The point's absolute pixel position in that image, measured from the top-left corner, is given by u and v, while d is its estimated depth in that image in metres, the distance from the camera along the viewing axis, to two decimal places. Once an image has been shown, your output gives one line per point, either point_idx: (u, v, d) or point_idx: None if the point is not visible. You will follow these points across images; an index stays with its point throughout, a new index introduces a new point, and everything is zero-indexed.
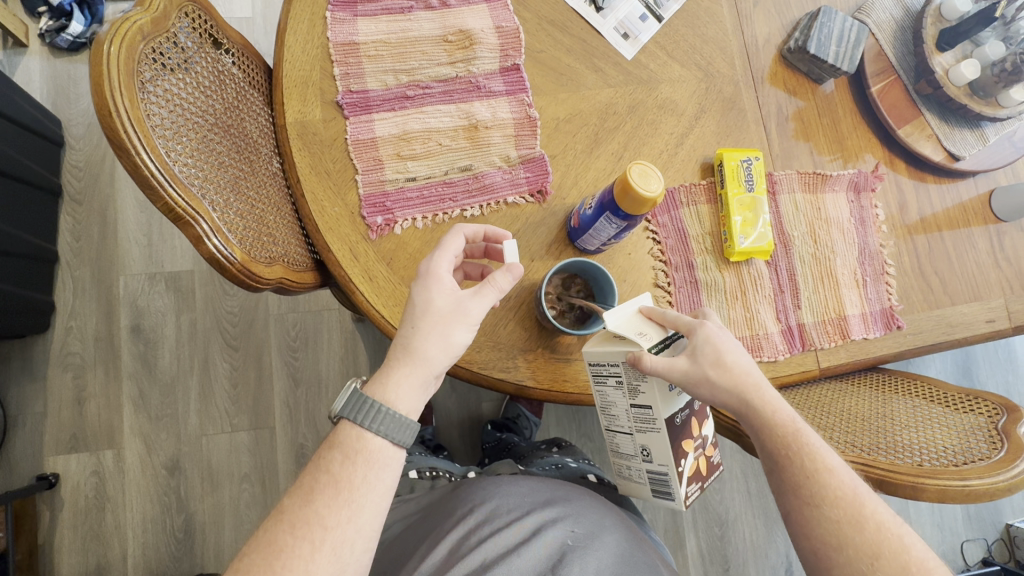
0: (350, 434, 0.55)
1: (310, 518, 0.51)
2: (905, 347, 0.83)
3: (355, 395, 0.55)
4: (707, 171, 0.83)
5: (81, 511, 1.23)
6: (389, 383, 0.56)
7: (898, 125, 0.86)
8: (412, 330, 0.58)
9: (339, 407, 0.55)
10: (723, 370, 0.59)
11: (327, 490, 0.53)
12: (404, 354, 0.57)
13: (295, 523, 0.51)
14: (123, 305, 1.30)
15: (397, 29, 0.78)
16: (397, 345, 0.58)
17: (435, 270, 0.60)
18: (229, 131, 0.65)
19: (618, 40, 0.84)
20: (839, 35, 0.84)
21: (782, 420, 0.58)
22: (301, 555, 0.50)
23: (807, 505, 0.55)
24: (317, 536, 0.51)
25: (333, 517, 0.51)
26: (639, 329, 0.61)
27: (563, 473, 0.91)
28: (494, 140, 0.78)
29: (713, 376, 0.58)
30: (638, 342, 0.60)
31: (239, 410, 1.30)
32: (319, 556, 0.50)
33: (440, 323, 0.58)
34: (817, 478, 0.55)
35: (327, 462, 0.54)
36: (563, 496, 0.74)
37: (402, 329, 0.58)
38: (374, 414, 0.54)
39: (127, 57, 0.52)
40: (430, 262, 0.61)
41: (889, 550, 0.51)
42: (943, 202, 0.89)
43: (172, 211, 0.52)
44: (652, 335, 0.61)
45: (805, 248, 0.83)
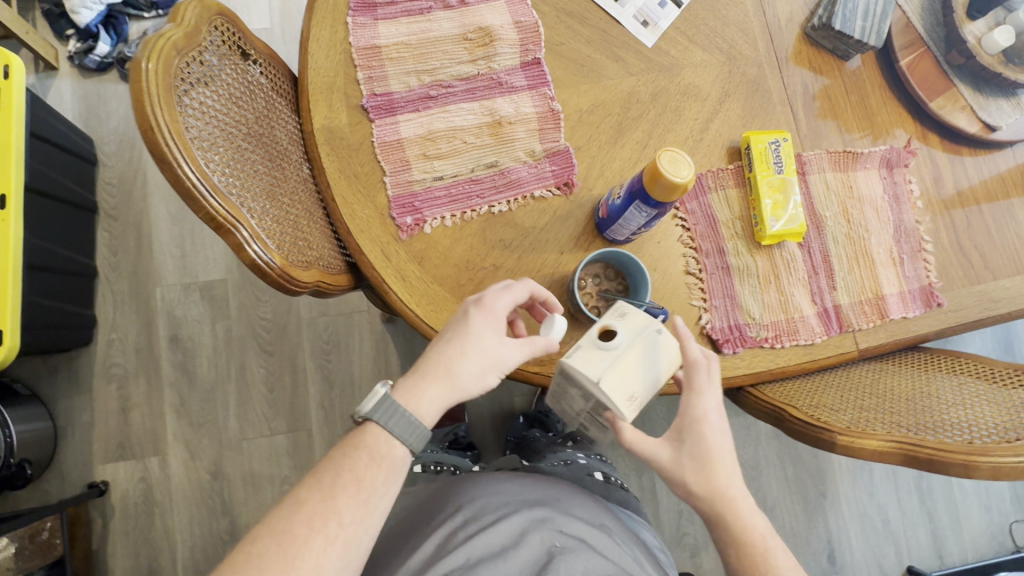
0: (377, 436, 0.56)
1: (327, 513, 0.52)
2: (946, 324, 0.82)
3: (385, 399, 0.56)
4: (733, 155, 0.82)
5: (131, 517, 1.27)
6: (421, 395, 0.57)
7: (929, 98, 0.84)
8: (459, 354, 0.58)
9: (377, 411, 0.56)
10: (703, 475, 0.58)
11: (348, 487, 0.54)
12: (444, 373, 0.58)
13: (313, 515, 0.52)
14: (161, 316, 1.34)
15: (417, 31, 0.79)
16: (438, 362, 0.58)
17: (492, 306, 0.61)
18: (262, 139, 0.66)
19: (637, 28, 0.83)
20: (864, 9, 0.82)
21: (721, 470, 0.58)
22: (314, 547, 0.51)
23: None
24: (331, 531, 0.52)
25: (350, 514, 0.53)
26: (632, 391, 0.56)
27: (569, 469, 0.93)
28: (518, 135, 0.78)
29: (689, 479, 0.58)
30: (624, 411, 0.56)
31: (276, 414, 1.32)
32: (331, 549, 0.51)
33: (480, 355, 0.59)
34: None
35: (349, 460, 0.55)
36: (552, 495, 0.73)
37: (450, 350, 0.59)
38: (407, 425, 0.56)
39: (164, 72, 0.53)
40: (494, 297, 0.61)
41: None
42: (980, 174, 0.87)
43: (213, 220, 0.53)
44: (644, 398, 0.57)
45: (838, 228, 0.82)
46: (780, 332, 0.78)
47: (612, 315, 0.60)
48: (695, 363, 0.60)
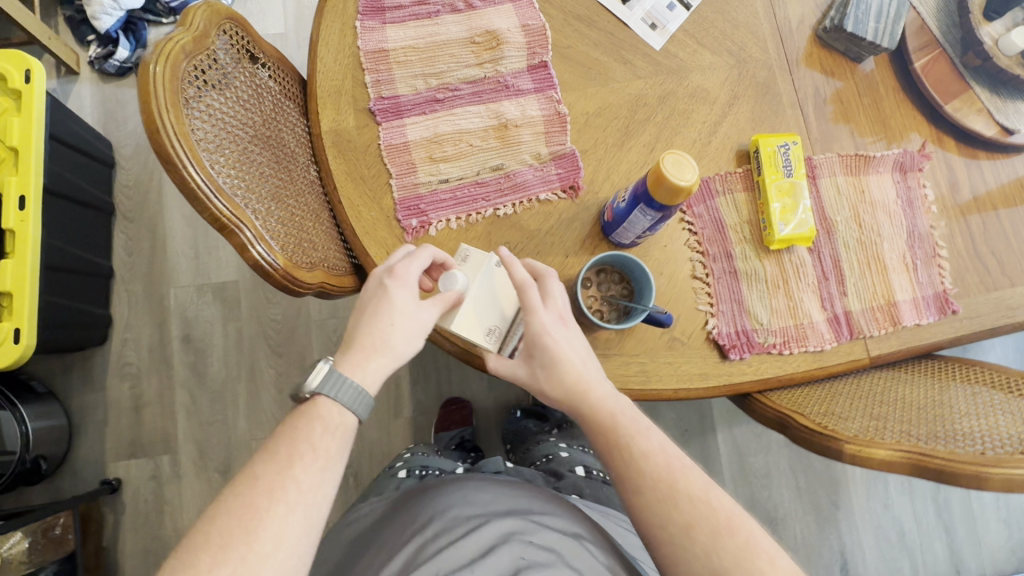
0: (327, 406, 0.57)
1: (284, 482, 0.52)
2: (961, 333, 0.80)
3: (332, 372, 0.57)
4: (742, 159, 0.81)
5: (141, 514, 1.28)
6: (359, 367, 0.58)
7: (945, 101, 0.82)
8: (390, 326, 0.60)
9: (323, 385, 0.57)
10: (555, 382, 0.63)
11: (306, 457, 0.54)
12: (381, 345, 0.60)
13: (273, 487, 0.52)
14: (174, 317, 1.36)
15: (424, 34, 0.79)
16: (372, 336, 0.60)
17: (404, 275, 0.62)
18: (269, 141, 0.67)
19: (646, 31, 0.83)
20: (878, 11, 0.81)
21: (641, 427, 0.62)
22: (276, 517, 0.51)
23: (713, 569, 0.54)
24: (291, 499, 0.52)
25: (306, 481, 0.53)
26: (484, 325, 0.67)
27: (552, 466, 1.04)
28: (523, 138, 0.78)
29: (545, 387, 0.64)
30: (484, 342, 0.67)
31: (285, 415, 1.34)
32: (291, 516, 0.51)
33: (408, 322, 0.61)
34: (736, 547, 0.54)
35: (303, 431, 0.56)
36: (521, 507, 0.72)
37: (380, 325, 0.60)
38: (353, 392, 0.57)
39: (172, 76, 0.53)
40: (405, 267, 0.63)
41: None
42: (998, 178, 0.85)
43: (218, 221, 0.54)
44: (499, 327, 0.68)
45: (849, 233, 0.81)
46: (788, 338, 0.77)
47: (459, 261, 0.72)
48: (541, 281, 0.66)
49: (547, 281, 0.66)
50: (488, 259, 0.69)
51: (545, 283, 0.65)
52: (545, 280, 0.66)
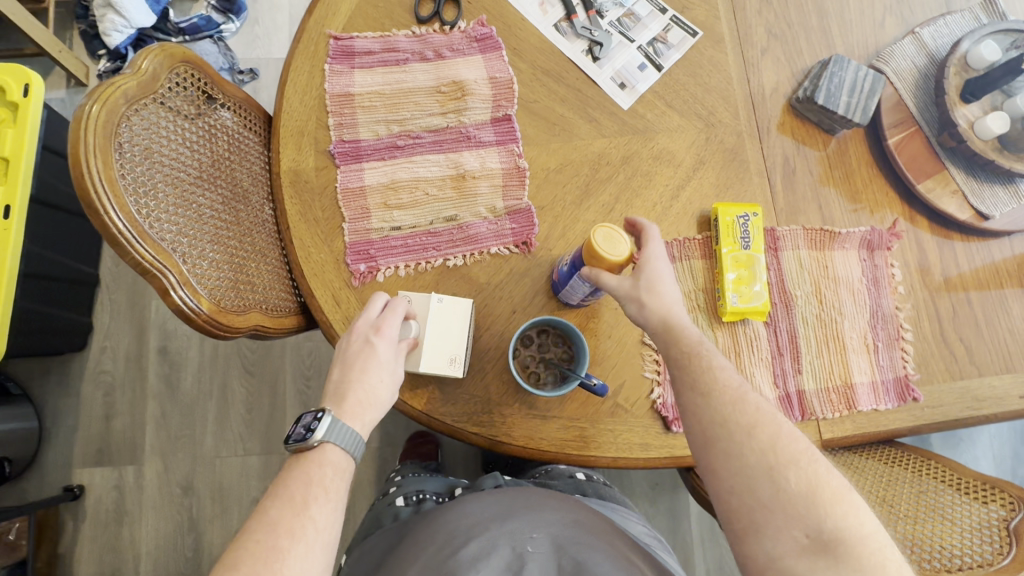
0: (335, 454, 0.60)
1: (303, 522, 0.55)
2: (921, 421, 0.76)
3: (335, 422, 0.60)
4: (703, 226, 0.79)
5: (100, 524, 1.29)
6: (357, 421, 0.62)
7: (918, 180, 0.80)
8: (379, 381, 0.64)
9: (326, 436, 0.60)
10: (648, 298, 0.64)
11: (320, 498, 0.57)
12: (372, 400, 0.63)
13: (290, 528, 0.54)
14: (153, 328, 1.38)
15: (391, 81, 0.80)
16: (362, 390, 0.63)
17: (387, 328, 0.66)
18: (216, 181, 0.67)
19: (614, 90, 0.82)
20: (851, 85, 0.80)
21: (751, 400, 0.59)
22: (297, 554, 0.53)
23: (777, 474, 0.55)
24: (310, 537, 0.54)
25: (324, 519, 0.56)
26: (448, 356, 0.70)
27: (550, 475, 0.91)
28: (480, 190, 0.78)
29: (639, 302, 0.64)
30: (451, 371, 0.69)
31: (252, 435, 1.34)
32: (310, 554, 0.54)
33: (393, 374, 0.65)
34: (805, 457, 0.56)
35: (317, 474, 0.58)
36: (523, 505, 0.70)
37: (371, 379, 0.63)
38: (352, 438, 0.61)
39: (106, 120, 0.55)
40: (389, 323, 0.66)
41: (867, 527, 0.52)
42: (972, 263, 0.82)
43: (139, 265, 0.55)
44: (461, 354, 0.70)
45: (809, 309, 0.78)
46: None
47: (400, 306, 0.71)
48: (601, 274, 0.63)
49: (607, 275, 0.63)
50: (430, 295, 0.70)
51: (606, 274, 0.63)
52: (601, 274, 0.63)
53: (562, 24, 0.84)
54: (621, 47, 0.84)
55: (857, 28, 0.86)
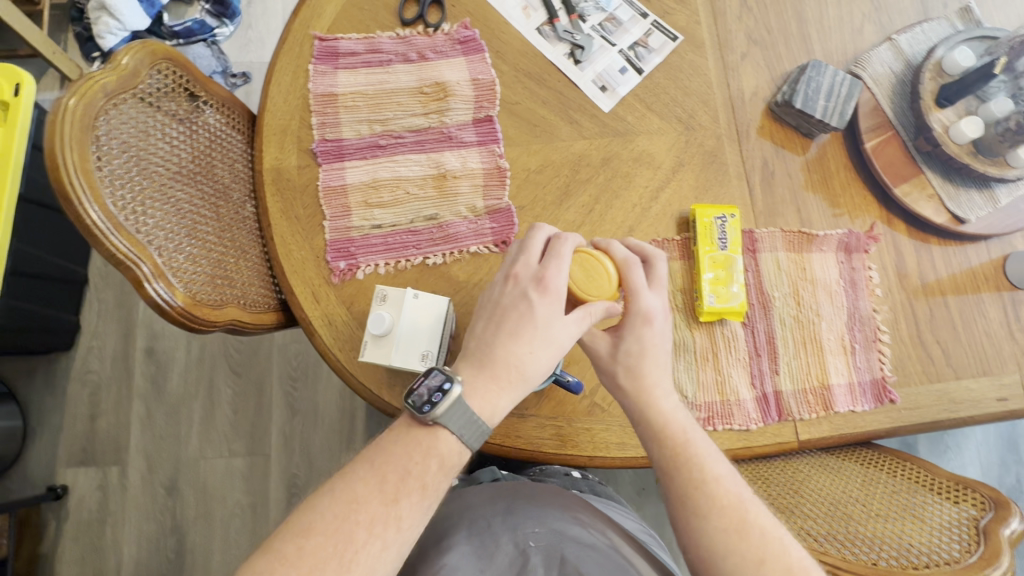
0: (446, 441, 0.57)
1: (386, 519, 0.54)
2: (898, 424, 0.77)
3: (459, 401, 0.56)
4: (682, 227, 0.80)
5: (83, 524, 1.28)
6: (490, 403, 0.57)
7: (895, 183, 0.81)
8: (528, 353, 0.58)
9: (445, 415, 0.56)
10: (631, 375, 0.61)
11: (412, 495, 0.55)
12: (517, 378, 0.58)
13: (373, 521, 0.53)
14: (140, 328, 1.38)
15: (374, 81, 0.81)
16: (509, 366, 0.58)
17: (555, 284, 0.59)
18: (196, 178, 0.68)
19: (595, 92, 0.83)
20: (828, 89, 0.81)
21: (752, 521, 0.57)
22: (372, 551, 0.53)
23: (694, 514, 0.58)
24: (390, 535, 0.54)
25: (409, 520, 0.54)
26: (419, 351, 0.67)
27: (543, 471, 0.92)
28: (461, 190, 0.79)
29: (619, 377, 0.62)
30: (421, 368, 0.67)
31: (237, 435, 1.34)
32: (386, 554, 0.53)
33: (546, 343, 0.58)
34: (710, 487, 0.58)
35: (417, 467, 0.56)
36: (524, 498, 0.69)
37: (519, 350, 0.58)
38: (466, 422, 0.57)
39: (84, 113, 0.55)
40: (555, 275, 0.59)
41: (773, 553, 0.55)
42: (949, 267, 0.83)
43: (113, 257, 0.55)
44: (433, 350, 0.67)
45: (787, 310, 0.79)
46: (712, 414, 0.74)
47: (376, 301, 0.69)
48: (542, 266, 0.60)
49: (553, 270, 0.59)
50: (407, 290, 0.67)
51: (559, 267, 0.60)
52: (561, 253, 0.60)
53: (544, 28, 0.85)
54: (603, 50, 0.85)
55: (836, 35, 0.88)
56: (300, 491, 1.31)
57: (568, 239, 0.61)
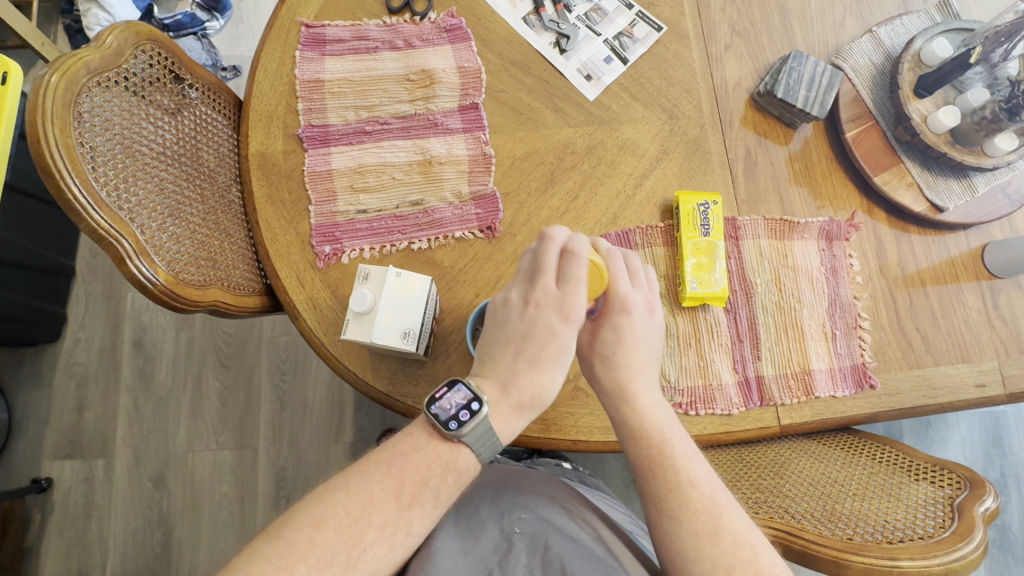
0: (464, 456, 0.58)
1: (399, 523, 0.54)
2: (878, 409, 0.78)
3: (486, 425, 0.57)
4: (666, 214, 0.81)
5: (69, 517, 1.28)
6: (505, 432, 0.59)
7: (875, 173, 0.82)
8: (547, 378, 0.59)
9: (468, 434, 0.57)
10: (608, 365, 0.62)
11: (426, 503, 0.56)
12: (530, 401, 0.59)
13: (385, 523, 0.54)
14: (128, 321, 1.37)
15: (361, 68, 0.82)
16: (525, 390, 0.59)
17: (575, 312, 0.58)
18: (180, 159, 0.68)
19: (580, 81, 0.84)
20: (810, 79, 0.82)
21: (726, 526, 0.57)
22: (379, 552, 0.53)
23: (668, 516, 0.58)
24: (399, 539, 0.54)
25: (418, 526, 0.55)
26: (401, 330, 0.67)
27: (536, 462, 0.94)
28: (446, 175, 0.79)
29: (598, 370, 0.62)
30: (403, 346, 0.67)
31: (225, 429, 1.33)
32: (390, 556, 0.54)
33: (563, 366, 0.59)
34: (683, 490, 0.58)
35: (436, 478, 0.56)
36: (512, 487, 0.70)
37: (537, 375, 0.59)
38: (485, 441, 0.58)
39: (66, 89, 0.55)
40: (573, 304, 0.58)
41: (744, 558, 0.55)
42: (928, 256, 0.84)
43: (95, 233, 0.55)
44: (415, 329, 0.67)
45: (768, 296, 0.80)
46: (695, 399, 0.75)
47: (358, 280, 0.70)
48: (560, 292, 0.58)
49: (572, 297, 0.58)
50: (387, 269, 0.68)
51: (577, 294, 0.58)
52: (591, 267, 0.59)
53: (530, 17, 0.86)
54: (588, 40, 0.86)
55: (818, 27, 0.89)
56: (288, 484, 1.31)
57: (581, 255, 0.58)
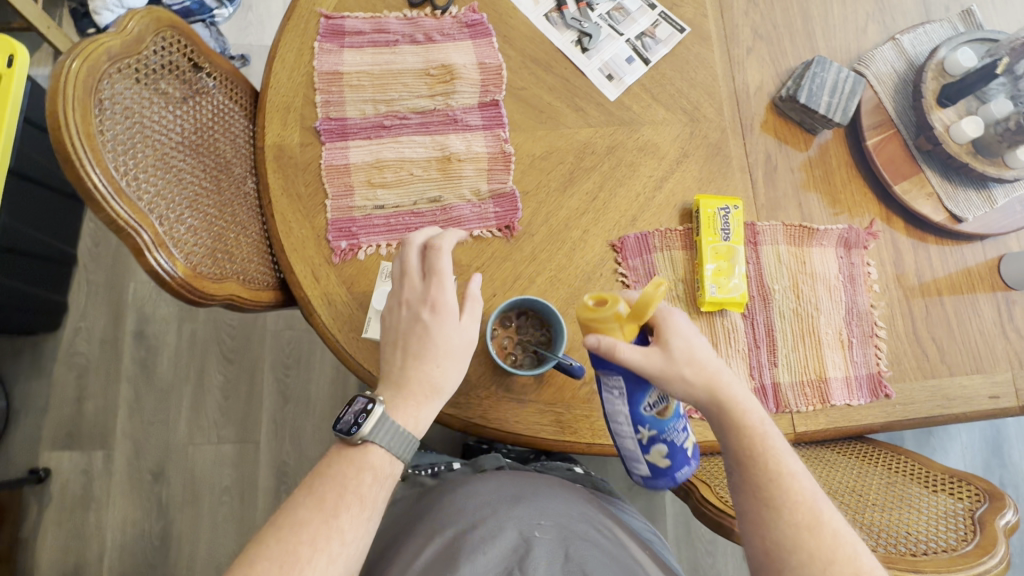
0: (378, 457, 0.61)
1: (330, 532, 0.57)
2: (893, 418, 0.77)
3: (384, 418, 0.61)
4: (685, 218, 0.80)
5: (66, 508, 1.26)
6: (409, 417, 0.63)
7: (895, 181, 0.82)
8: (436, 368, 0.63)
9: (372, 434, 0.60)
10: (698, 367, 0.58)
11: (352, 507, 0.59)
12: (431, 391, 0.64)
13: (315, 536, 0.56)
14: (130, 311, 1.36)
15: (380, 62, 0.80)
16: (422, 382, 0.63)
17: (443, 302, 0.65)
18: (198, 149, 0.67)
19: (601, 81, 0.83)
20: (832, 85, 0.82)
21: (827, 523, 0.56)
22: (317, 565, 0.55)
23: (765, 508, 0.57)
24: (335, 549, 0.57)
25: (352, 533, 0.58)
26: None
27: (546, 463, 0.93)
28: (465, 173, 0.78)
29: (688, 375, 0.58)
30: None
31: (227, 422, 1.32)
32: (332, 567, 0.56)
33: (453, 357, 0.64)
34: (779, 483, 0.58)
35: (352, 481, 0.60)
36: (531, 490, 0.70)
37: (428, 367, 0.63)
38: (391, 437, 0.61)
39: (88, 74, 0.54)
40: (440, 294, 0.65)
41: (842, 555, 0.55)
42: (945, 266, 0.83)
43: (114, 223, 0.54)
44: None
45: (786, 303, 0.79)
46: None
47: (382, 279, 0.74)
48: (426, 289, 0.65)
49: (438, 291, 0.64)
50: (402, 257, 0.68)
51: (443, 286, 0.65)
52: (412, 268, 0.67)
53: (552, 15, 0.85)
54: (610, 39, 0.85)
55: (840, 33, 0.89)
56: (289, 480, 1.30)
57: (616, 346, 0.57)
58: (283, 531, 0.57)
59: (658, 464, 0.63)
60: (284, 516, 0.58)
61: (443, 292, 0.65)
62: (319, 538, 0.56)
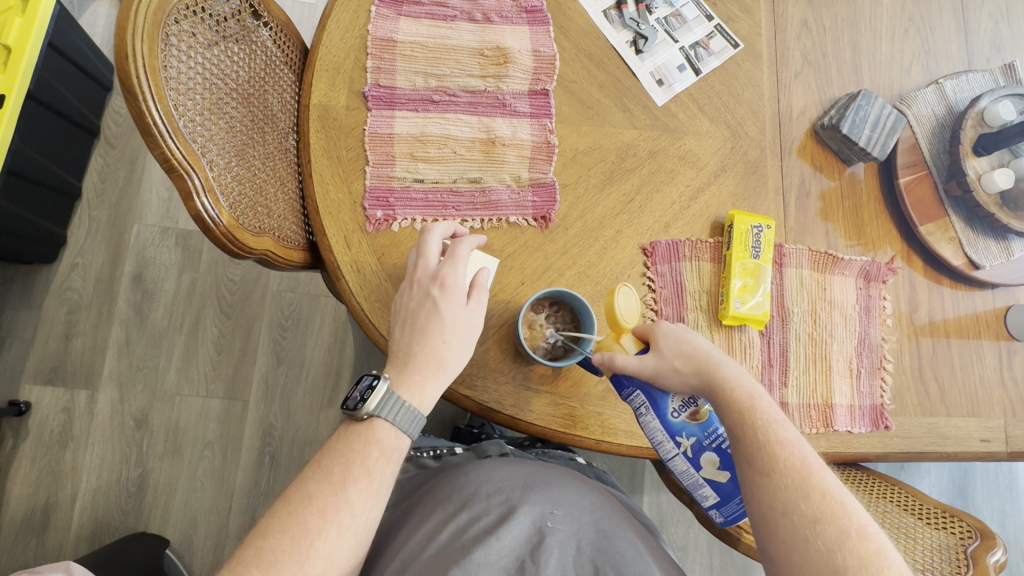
0: (386, 433, 0.59)
1: (339, 505, 0.55)
2: (889, 449, 0.80)
3: (390, 394, 0.59)
4: (716, 231, 0.81)
5: (43, 445, 1.24)
6: (417, 389, 0.61)
7: (921, 222, 0.84)
8: (443, 344, 0.63)
9: (376, 407, 0.59)
10: (687, 357, 0.62)
11: (360, 481, 0.57)
12: (436, 368, 0.62)
13: (325, 508, 0.55)
14: (130, 252, 1.33)
15: (436, 35, 0.80)
16: (429, 356, 0.62)
17: (454, 281, 0.64)
18: (248, 99, 0.67)
19: (651, 85, 0.84)
20: (875, 120, 0.83)
21: (815, 482, 0.55)
22: (327, 537, 0.54)
23: (759, 472, 0.56)
24: (344, 521, 0.55)
25: (361, 505, 0.56)
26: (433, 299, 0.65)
27: (548, 454, 0.93)
28: (508, 158, 0.78)
29: (678, 366, 0.62)
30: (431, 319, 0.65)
31: (217, 377, 1.30)
32: (341, 538, 0.55)
33: (459, 336, 0.63)
34: (769, 448, 0.57)
35: (358, 454, 0.58)
36: (546, 479, 0.70)
37: (433, 343, 0.62)
38: (396, 408, 0.59)
39: (158, 9, 0.55)
40: (452, 274, 0.64)
41: (830, 515, 0.53)
42: (956, 308, 0.86)
43: (167, 161, 0.55)
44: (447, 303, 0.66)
45: (803, 326, 0.81)
46: None
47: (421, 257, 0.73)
48: (438, 267, 0.64)
49: (450, 269, 0.64)
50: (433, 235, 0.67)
51: (455, 268, 0.64)
52: (429, 251, 0.66)
53: (611, 12, 0.85)
54: (665, 44, 0.85)
55: (886, 70, 0.90)
56: (275, 442, 1.28)
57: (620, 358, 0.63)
58: (294, 502, 0.55)
59: (719, 476, 0.63)
60: (297, 484, 0.57)
61: (457, 273, 0.64)
62: (328, 510, 0.55)
